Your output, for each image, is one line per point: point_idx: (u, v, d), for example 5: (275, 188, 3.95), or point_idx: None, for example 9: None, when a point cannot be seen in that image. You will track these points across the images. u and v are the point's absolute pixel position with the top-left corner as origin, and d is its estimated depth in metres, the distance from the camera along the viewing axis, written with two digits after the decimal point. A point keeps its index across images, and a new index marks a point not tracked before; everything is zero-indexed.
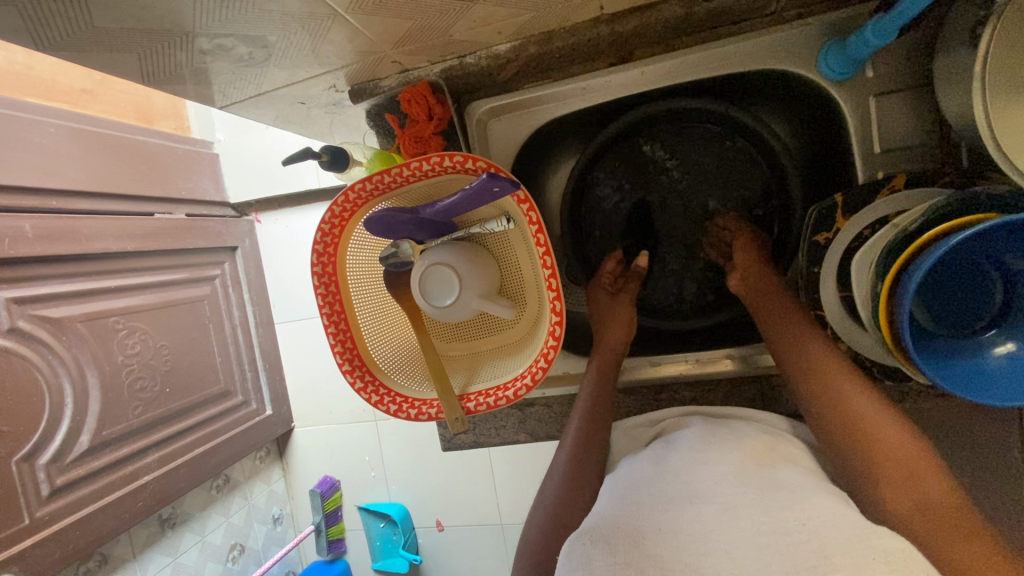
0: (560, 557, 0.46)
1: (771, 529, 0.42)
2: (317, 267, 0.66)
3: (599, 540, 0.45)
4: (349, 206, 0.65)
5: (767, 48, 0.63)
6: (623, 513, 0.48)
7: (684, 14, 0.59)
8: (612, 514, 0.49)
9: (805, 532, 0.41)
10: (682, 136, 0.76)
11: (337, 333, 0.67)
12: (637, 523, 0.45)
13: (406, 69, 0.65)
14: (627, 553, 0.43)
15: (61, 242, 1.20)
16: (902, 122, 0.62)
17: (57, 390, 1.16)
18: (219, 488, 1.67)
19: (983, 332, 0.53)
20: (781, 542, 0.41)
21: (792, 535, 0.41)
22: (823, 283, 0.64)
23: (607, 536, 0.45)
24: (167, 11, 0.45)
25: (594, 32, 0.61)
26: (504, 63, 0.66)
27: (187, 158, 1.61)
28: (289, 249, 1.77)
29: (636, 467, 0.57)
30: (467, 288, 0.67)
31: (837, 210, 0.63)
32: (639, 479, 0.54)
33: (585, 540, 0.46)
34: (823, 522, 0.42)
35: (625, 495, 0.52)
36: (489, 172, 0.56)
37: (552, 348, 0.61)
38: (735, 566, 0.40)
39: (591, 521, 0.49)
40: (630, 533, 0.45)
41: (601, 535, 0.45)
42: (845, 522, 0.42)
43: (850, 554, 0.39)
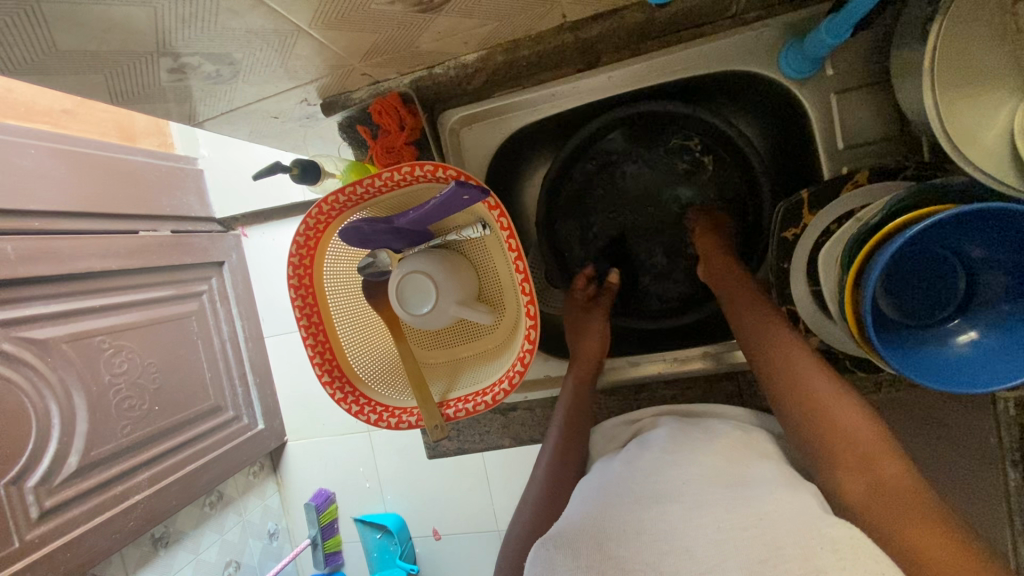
0: (528, 561, 0.47)
1: (733, 526, 0.42)
2: (293, 279, 0.66)
3: (565, 544, 0.45)
4: (323, 218, 0.66)
5: (728, 51, 0.64)
6: (589, 515, 0.48)
7: (645, 19, 0.61)
8: (579, 517, 0.49)
9: (763, 526, 0.41)
10: (650, 142, 0.77)
11: (315, 344, 0.67)
12: (604, 525, 0.46)
13: (376, 81, 0.66)
14: (590, 555, 0.43)
15: (44, 262, 1.19)
16: (863, 117, 0.63)
17: (44, 411, 1.15)
18: (213, 504, 1.66)
19: (949, 322, 0.54)
20: (740, 537, 0.41)
21: (750, 530, 0.41)
22: (794, 278, 0.64)
23: (571, 541, 0.45)
24: (130, 32, 0.46)
25: (559, 39, 0.62)
26: (473, 71, 0.67)
27: (170, 175, 1.61)
28: (276, 263, 1.77)
29: (607, 468, 0.58)
30: (444, 295, 0.67)
31: (804, 206, 0.64)
32: (608, 481, 0.54)
33: (549, 546, 0.46)
34: (778, 515, 0.42)
35: (593, 498, 0.52)
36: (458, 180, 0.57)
37: (527, 352, 0.62)
38: (695, 565, 0.40)
39: (559, 526, 0.50)
40: (595, 534, 0.45)
41: (565, 540, 0.45)
42: (802, 513, 0.43)
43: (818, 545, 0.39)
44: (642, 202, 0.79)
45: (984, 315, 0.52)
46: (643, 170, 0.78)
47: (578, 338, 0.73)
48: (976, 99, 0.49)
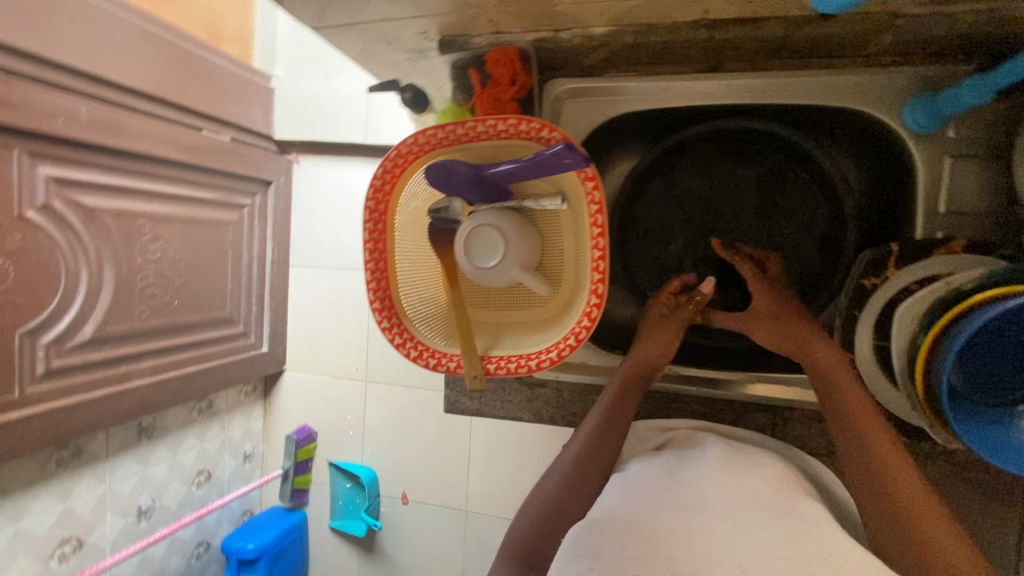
0: (567, 539, 0.47)
1: (789, 559, 0.41)
2: (371, 202, 0.68)
3: (613, 532, 0.45)
4: (416, 150, 0.67)
5: (855, 88, 0.64)
6: (633, 510, 0.48)
7: (785, 34, 0.60)
8: (620, 509, 0.49)
9: (816, 560, 0.41)
10: (770, 177, 0.76)
11: (375, 270, 0.69)
12: (652, 521, 0.46)
13: (499, 31, 0.65)
14: (639, 547, 0.43)
15: (109, 134, 1.21)
16: (971, 186, 0.63)
17: (74, 274, 1.17)
18: (202, 411, 1.67)
19: (1018, 406, 0.55)
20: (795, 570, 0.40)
21: (802, 563, 0.41)
22: (859, 328, 0.64)
23: (613, 533, 0.45)
24: None
25: (694, 33, 0.61)
26: (597, 45, 0.66)
27: (243, 86, 1.62)
28: (319, 196, 1.79)
29: (648, 467, 0.58)
30: (510, 255, 0.67)
31: (891, 258, 0.63)
32: (651, 481, 0.54)
33: (597, 530, 0.46)
34: (832, 556, 0.42)
35: (634, 493, 0.52)
36: (565, 142, 0.57)
37: (585, 329, 0.61)
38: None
39: (601, 513, 0.50)
40: (638, 530, 0.45)
41: (614, 527, 0.46)
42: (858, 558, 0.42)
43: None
44: (723, 217, 0.78)
45: None
46: (733, 185, 0.77)
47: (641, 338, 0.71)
48: None
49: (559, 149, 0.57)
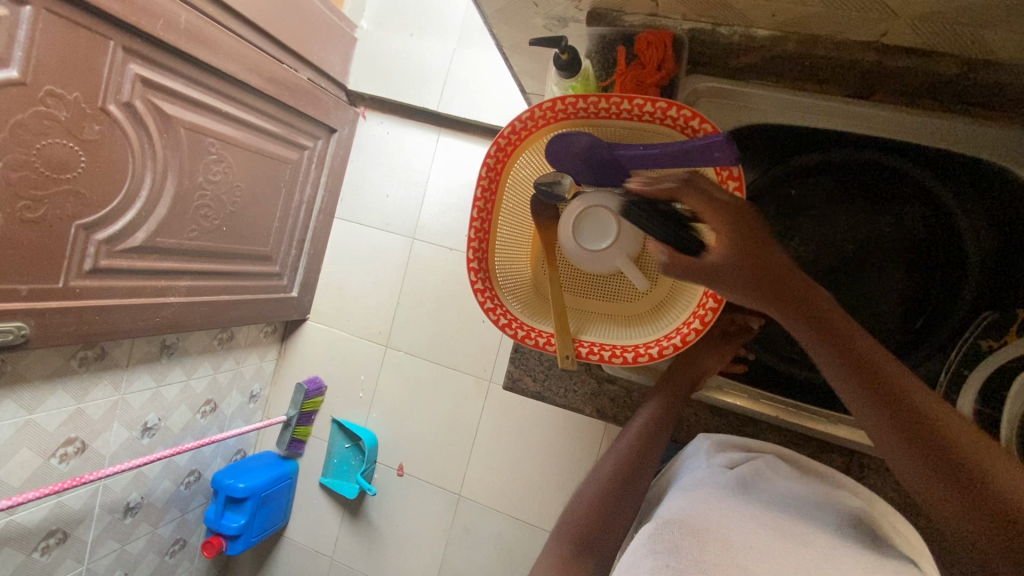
0: (641, 536, 0.49)
1: None
2: (491, 158, 0.65)
3: (690, 534, 0.47)
4: (549, 115, 0.64)
5: (1002, 145, 0.63)
6: (711, 513, 0.50)
7: (956, 74, 0.58)
8: (696, 510, 0.51)
9: None
10: (884, 220, 0.73)
11: (479, 227, 0.66)
12: (732, 535, 0.46)
13: (657, 14, 0.65)
14: (719, 558, 0.44)
15: (199, 46, 1.19)
16: None
17: (139, 178, 1.15)
18: (222, 341, 1.66)
19: None
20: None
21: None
22: (964, 388, 0.63)
23: (687, 529, 0.47)
24: None
25: (861, 55, 0.60)
26: (754, 48, 0.64)
27: (329, 30, 1.60)
28: (378, 154, 1.78)
29: (728, 475, 0.58)
30: (619, 244, 0.67)
31: (1014, 327, 0.62)
32: (734, 493, 0.54)
33: (671, 530, 0.48)
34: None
35: (714, 501, 0.52)
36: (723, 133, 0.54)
37: (694, 331, 0.58)
38: None
39: (676, 512, 0.51)
40: (712, 533, 0.47)
41: (690, 530, 0.47)
42: None
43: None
44: (826, 252, 0.74)
45: None
46: (844, 221, 0.74)
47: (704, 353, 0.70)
48: None
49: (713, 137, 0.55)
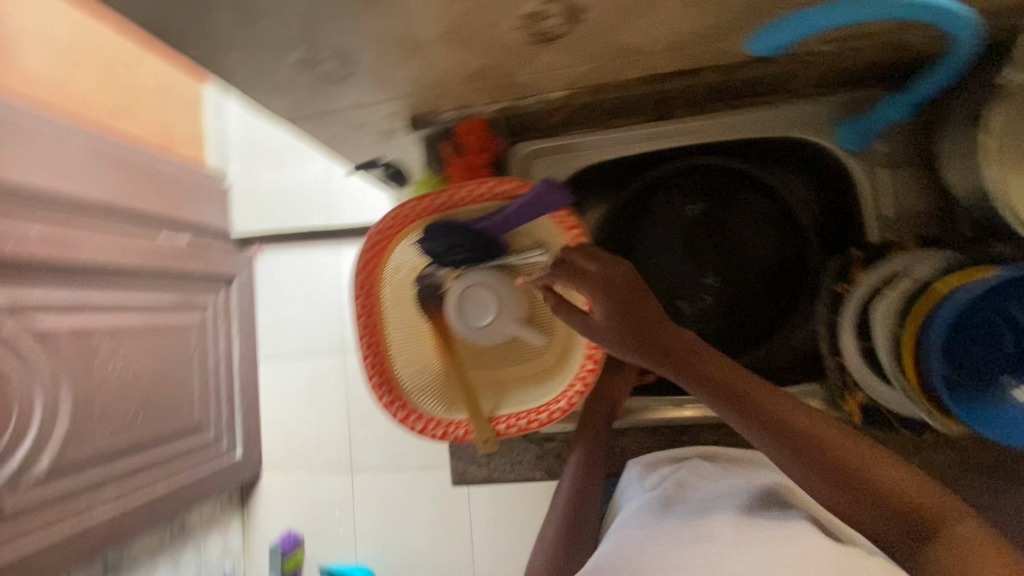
0: None
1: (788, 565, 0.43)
2: (360, 281, 0.68)
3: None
4: (398, 223, 0.68)
5: (787, 121, 0.72)
6: (636, 537, 0.52)
7: (721, 80, 0.66)
8: (622, 539, 0.52)
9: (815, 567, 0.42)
10: (725, 204, 0.81)
11: (371, 347, 0.69)
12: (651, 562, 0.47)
13: (465, 106, 0.70)
14: None
15: (59, 250, 1.16)
16: (907, 191, 0.69)
17: (27, 403, 1.08)
18: (172, 534, 1.53)
19: (1002, 377, 0.56)
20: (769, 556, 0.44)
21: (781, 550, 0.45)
22: (842, 331, 0.66)
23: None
24: (272, 26, 0.49)
25: (640, 88, 0.68)
26: (556, 107, 0.71)
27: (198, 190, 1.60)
28: (284, 284, 1.75)
29: (661, 491, 0.60)
30: (503, 313, 0.69)
31: (857, 264, 0.68)
32: (654, 516, 0.55)
33: None
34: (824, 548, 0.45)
35: (636, 532, 0.53)
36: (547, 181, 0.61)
37: (589, 373, 0.64)
38: None
39: (603, 559, 0.51)
40: (630, 562, 0.48)
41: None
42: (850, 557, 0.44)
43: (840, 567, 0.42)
44: (691, 250, 0.82)
45: None
46: (694, 219, 0.83)
47: (609, 374, 0.72)
48: None
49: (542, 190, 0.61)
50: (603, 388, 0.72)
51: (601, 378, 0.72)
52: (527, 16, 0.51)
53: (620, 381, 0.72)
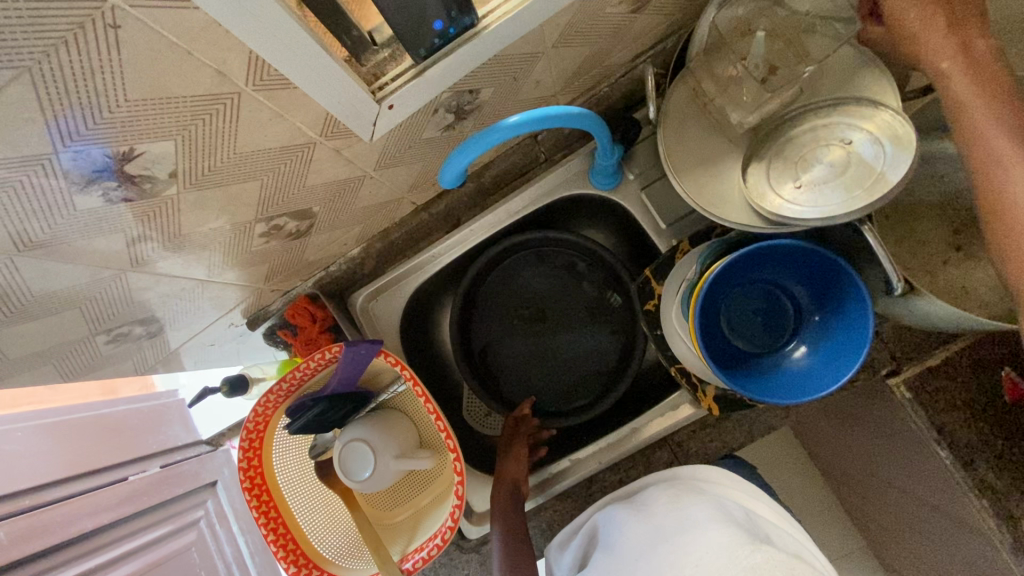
0: None
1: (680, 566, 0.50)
2: (246, 482, 0.72)
3: None
4: (261, 418, 0.72)
5: (554, 184, 0.81)
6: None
7: (477, 184, 0.78)
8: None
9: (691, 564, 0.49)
10: (552, 270, 0.87)
11: (277, 539, 0.71)
12: None
13: (286, 291, 0.80)
14: None
15: None
16: (669, 198, 0.78)
17: None
18: None
19: (786, 344, 0.63)
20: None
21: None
22: (670, 340, 0.72)
23: None
24: (65, 330, 0.57)
25: (418, 216, 0.79)
26: (361, 261, 0.81)
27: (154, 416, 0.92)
28: None
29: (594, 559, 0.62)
30: (381, 454, 0.73)
31: (653, 281, 0.75)
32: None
33: None
34: (708, 561, 0.48)
35: None
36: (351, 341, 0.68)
37: (459, 484, 0.67)
38: None
39: None
40: None
41: None
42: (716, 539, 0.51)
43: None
44: (534, 316, 0.87)
45: (806, 332, 0.62)
46: (526, 289, 0.88)
47: (505, 458, 0.75)
48: (712, 177, 0.62)
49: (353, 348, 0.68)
50: (502, 472, 0.74)
51: (497, 466, 0.76)
52: (266, 230, 0.62)
53: (512, 464, 0.74)
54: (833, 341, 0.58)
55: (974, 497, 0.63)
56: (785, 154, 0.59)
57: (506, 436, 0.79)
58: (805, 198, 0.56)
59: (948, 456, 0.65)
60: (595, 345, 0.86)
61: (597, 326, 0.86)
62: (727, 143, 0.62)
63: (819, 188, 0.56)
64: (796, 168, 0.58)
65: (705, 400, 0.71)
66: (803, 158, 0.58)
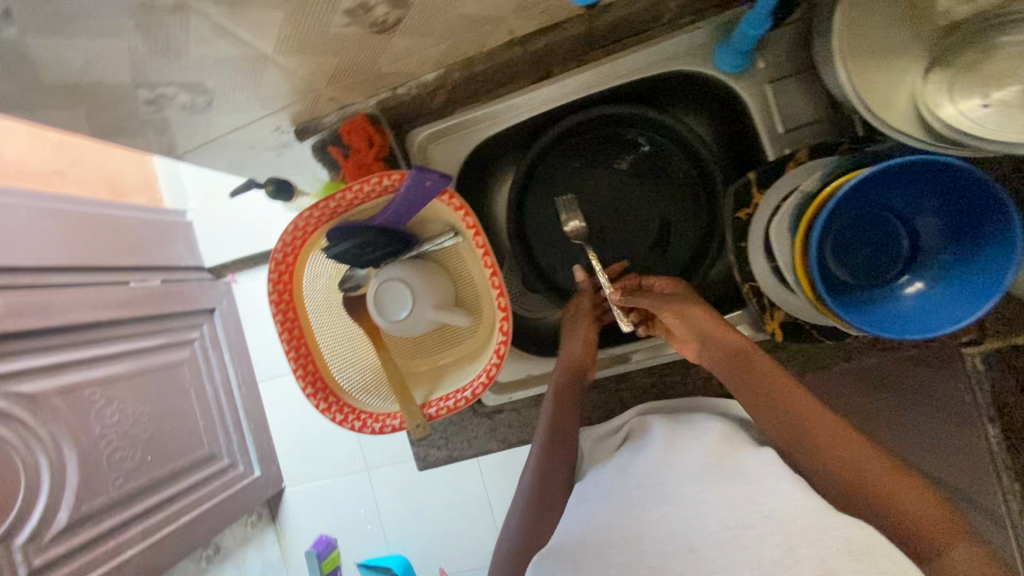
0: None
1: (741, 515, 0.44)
2: (274, 295, 0.68)
3: (567, 560, 0.48)
4: (299, 234, 0.68)
5: (671, 52, 0.69)
6: (600, 521, 0.50)
7: (586, 29, 0.66)
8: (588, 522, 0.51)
9: (770, 525, 0.43)
10: (631, 155, 0.79)
11: (298, 357, 0.69)
12: (607, 534, 0.48)
13: (344, 105, 0.70)
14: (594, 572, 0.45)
15: (35, 316, 1.02)
16: (797, 100, 0.67)
17: (33, 468, 0.97)
18: (210, 558, 1.41)
19: (896, 278, 0.57)
20: (743, 533, 0.43)
21: (753, 525, 0.44)
22: (752, 255, 0.67)
23: (569, 555, 0.48)
24: (105, 67, 0.49)
25: (511, 52, 0.68)
26: (433, 90, 0.72)
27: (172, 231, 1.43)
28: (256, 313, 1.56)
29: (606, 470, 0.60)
30: (420, 301, 0.70)
31: (753, 187, 0.67)
32: (609, 488, 0.55)
33: (551, 560, 0.49)
34: (785, 513, 0.44)
35: (594, 507, 0.53)
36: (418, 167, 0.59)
37: (502, 345, 0.63)
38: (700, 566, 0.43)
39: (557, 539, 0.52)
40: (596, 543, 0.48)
41: (563, 555, 0.49)
42: (802, 504, 0.45)
43: (809, 539, 0.42)
44: (603, 200, 0.80)
45: (926, 267, 0.55)
46: (601, 169, 0.80)
47: (568, 340, 0.74)
48: (885, 72, 0.52)
49: (420, 173, 0.59)
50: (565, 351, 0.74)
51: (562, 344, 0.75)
52: (351, 10, 0.52)
53: (576, 343, 0.73)
54: (959, 281, 0.52)
55: (1004, 480, 0.67)
56: (983, 64, 0.49)
57: (569, 316, 0.77)
58: (992, 120, 0.47)
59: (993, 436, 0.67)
60: (657, 245, 0.80)
61: (665, 225, 0.80)
62: (910, 36, 0.52)
63: (1012, 110, 0.47)
64: (990, 82, 0.48)
65: (770, 324, 0.68)
66: (1008, 70, 0.47)
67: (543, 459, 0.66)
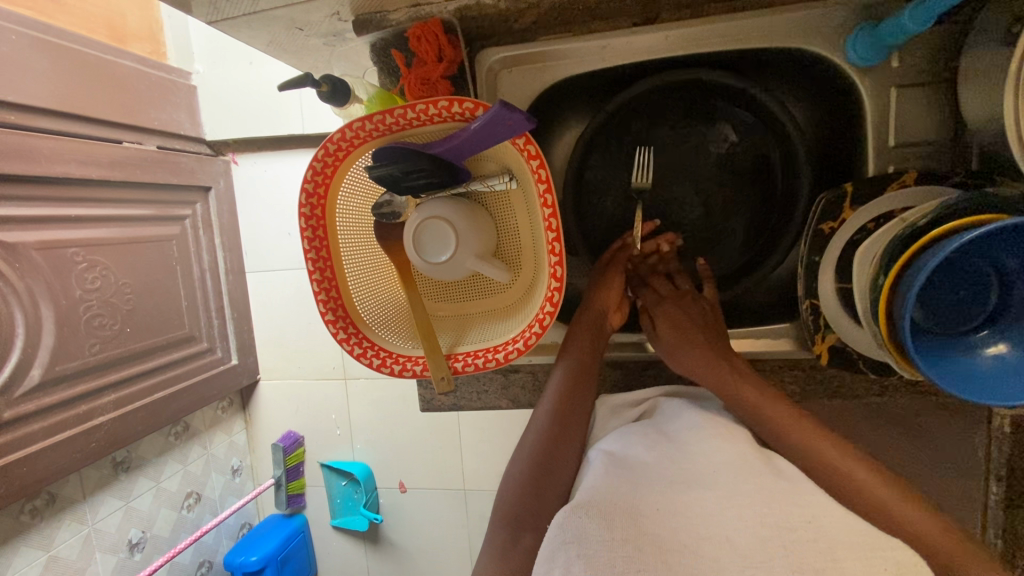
0: (551, 527, 0.44)
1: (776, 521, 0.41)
2: (305, 208, 0.61)
3: (597, 514, 0.43)
4: (345, 145, 0.60)
5: (797, 28, 0.60)
6: (618, 489, 0.46)
7: None
8: (605, 487, 0.47)
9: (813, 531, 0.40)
10: (708, 129, 0.73)
11: (321, 280, 0.63)
12: (635, 499, 0.44)
13: (418, 3, 0.60)
14: (626, 529, 0.41)
15: (12, 159, 0.91)
16: (919, 115, 0.60)
17: (6, 320, 0.91)
18: (178, 435, 1.37)
19: (977, 332, 0.53)
20: (784, 537, 0.40)
21: (795, 531, 0.41)
22: (821, 273, 0.63)
23: (598, 510, 0.43)
24: None
25: None
26: (524, 9, 0.60)
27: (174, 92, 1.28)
28: (253, 199, 1.44)
29: (625, 440, 0.57)
30: (463, 246, 0.64)
31: (846, 200, 0.61)
32: (635, 459, 0.52)
33: (581, 514, 0.44)
34: (829, 521, 0.41)
35: (618, 472, 0.50)
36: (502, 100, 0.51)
37: (548, 314, 0.59)
38: (735, 555, 0.39)
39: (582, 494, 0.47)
40: (623, 503, 0.44)
41: (597, 510, 0.43)
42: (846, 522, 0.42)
43: (856, 555, 0.39)
44: (673, 170, 0.74)
45: (1015, 331, 0.51)
46: (678, 136, 0.73)
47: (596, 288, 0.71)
48: None
49: (504, 111, 0.51)
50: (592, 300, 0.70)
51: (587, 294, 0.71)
52: None
53: (606, 293, 0.70)
54: None
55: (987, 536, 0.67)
56: None
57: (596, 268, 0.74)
58: None
59: (993, 494, 0.67)
60: (712, 231, 0.76)
61: (726, 209, 0.75)
62: None
63: None
64: None
65: (819, 346, 0.65)
66: None
67: (561, 406, 0.62)
